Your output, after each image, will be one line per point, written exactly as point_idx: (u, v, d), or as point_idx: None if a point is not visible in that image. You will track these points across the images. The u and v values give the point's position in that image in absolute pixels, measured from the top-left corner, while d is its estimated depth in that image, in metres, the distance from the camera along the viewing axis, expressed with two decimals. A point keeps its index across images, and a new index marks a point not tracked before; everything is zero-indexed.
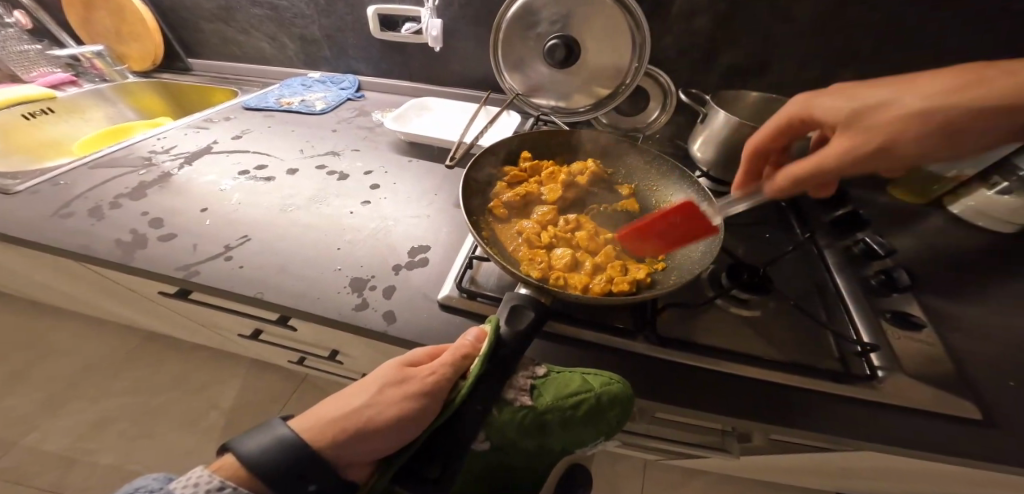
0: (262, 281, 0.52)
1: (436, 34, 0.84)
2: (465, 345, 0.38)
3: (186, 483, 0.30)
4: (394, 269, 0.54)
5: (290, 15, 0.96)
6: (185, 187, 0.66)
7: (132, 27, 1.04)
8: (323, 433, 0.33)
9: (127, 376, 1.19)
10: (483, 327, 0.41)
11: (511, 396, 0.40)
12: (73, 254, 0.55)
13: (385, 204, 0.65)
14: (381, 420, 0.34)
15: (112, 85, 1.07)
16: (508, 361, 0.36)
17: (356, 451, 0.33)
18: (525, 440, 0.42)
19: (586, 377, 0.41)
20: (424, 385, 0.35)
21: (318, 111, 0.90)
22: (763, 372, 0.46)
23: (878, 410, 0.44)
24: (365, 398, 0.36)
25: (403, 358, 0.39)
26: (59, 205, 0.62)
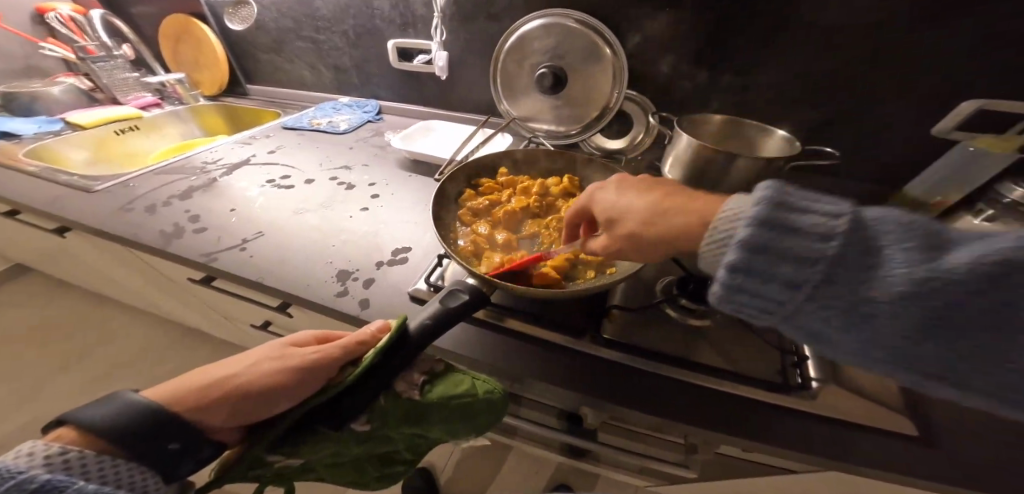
0: (264, 269, 0.61)
1: (443, 64, 0.95)
2: (363, 334, 0.46)
3: (18, 455, 0.31)
4: (377, 265, 0.62)
5: (327, 48, 1.11)
6: (221, 191, 0.79)
7: (206, 56, 1.25)
8: (191, 400, 0.39)
9: (157, 365, 1.35)
10: (388, 321, 0.48)
11: (400, 389, 0.48)
12: (127, 240, 0.67)
13: (381, 211, 0.74)
14: (252, 389, 0.41)
15: (187, 107, 1.27)
16: (412, 354, 0.42)
17: (222, 418, 0.39)
18: (403, 425, 0.48)
19: (475, 382, 0.49)
20: (301, 364, 0.42)
21: (341, 131, 1.03)
22: (705, 380, 0.48)
23: (811, 420, 0.45)
24: (243, 368, 0.42)
25: (289, 340, 0.47)
26: (124, 202, 0.76)
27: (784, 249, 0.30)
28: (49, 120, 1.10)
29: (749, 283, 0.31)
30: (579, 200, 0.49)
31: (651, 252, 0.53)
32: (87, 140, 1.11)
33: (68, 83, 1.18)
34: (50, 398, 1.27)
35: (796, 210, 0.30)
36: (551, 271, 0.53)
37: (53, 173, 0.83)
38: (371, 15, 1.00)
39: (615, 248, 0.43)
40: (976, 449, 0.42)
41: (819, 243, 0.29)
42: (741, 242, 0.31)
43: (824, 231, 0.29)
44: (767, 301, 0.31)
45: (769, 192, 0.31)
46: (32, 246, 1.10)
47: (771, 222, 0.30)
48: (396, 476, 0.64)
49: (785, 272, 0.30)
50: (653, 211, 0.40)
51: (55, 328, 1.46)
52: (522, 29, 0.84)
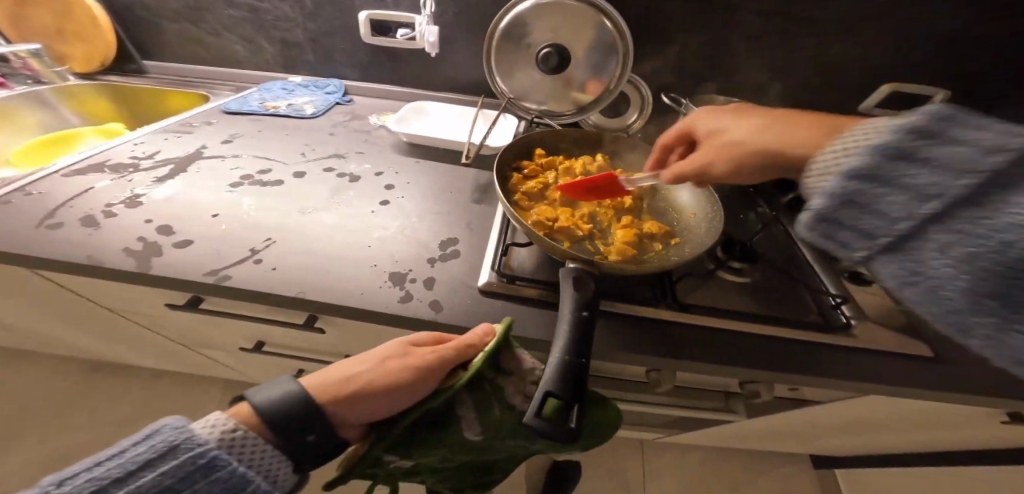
0: (299, 281, 0.52)
1: (434, 40, 0.89)
2: (472, 338, 0.44)
3: (204, 425, 0.32)
4: (430, 261, 0.57)
5: (273, 17, 0.95)
6: (181, 196, 0.63)
7: (80, 27, 0.96)
8: (327, 392, 0.38)
9: (60, 422, 1.06)
10: (490, 323, 0.47)
11: (518, 402, 0.47)
12: (76, 265, 0.51)
13: (404, 202, 0.67)
14: (381, 385, 0.39)
15: (52, 87, 0.97)
16: (575, 364, 0.35)
17: (354, 412, 0.39)
18: (511, 436, 0.48)
19: (593, 409, 0.54)
20: (421, 362, 0.41)
21: (310, 115, 0.89)
22: (776, 329, 0.54)
23: (856, 352, 0.54)
24: (371, 367, 0.40)
25: (412, 338, 0.44)
26: (42, 216, 0.57)
27: (914, 172, 0.24)
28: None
29: (852, 208, 0.26)
30: (681, 124, 0.55)
31: (718, 224, 0.59)
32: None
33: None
34: None
35: (952, 141, 0.23)
36: (628, 248, 0.54)
37: None
38: None
39: (707, 162, 0.49)
40: (963, 355, 0.55)
41: (991, 159, 0.21)
42: (875, 149, 0.25)
43: (987, 150, 0.22)
44: (875, 218, 0.25)
45: (927, 115, 0.24)
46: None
47: (912, 141, 0.24)
48: (493, 480, 0.61)
49: (900, 198, 0.24)
50: (759, 128, 0.44)
51: None
52: (518, 8, 0.80)
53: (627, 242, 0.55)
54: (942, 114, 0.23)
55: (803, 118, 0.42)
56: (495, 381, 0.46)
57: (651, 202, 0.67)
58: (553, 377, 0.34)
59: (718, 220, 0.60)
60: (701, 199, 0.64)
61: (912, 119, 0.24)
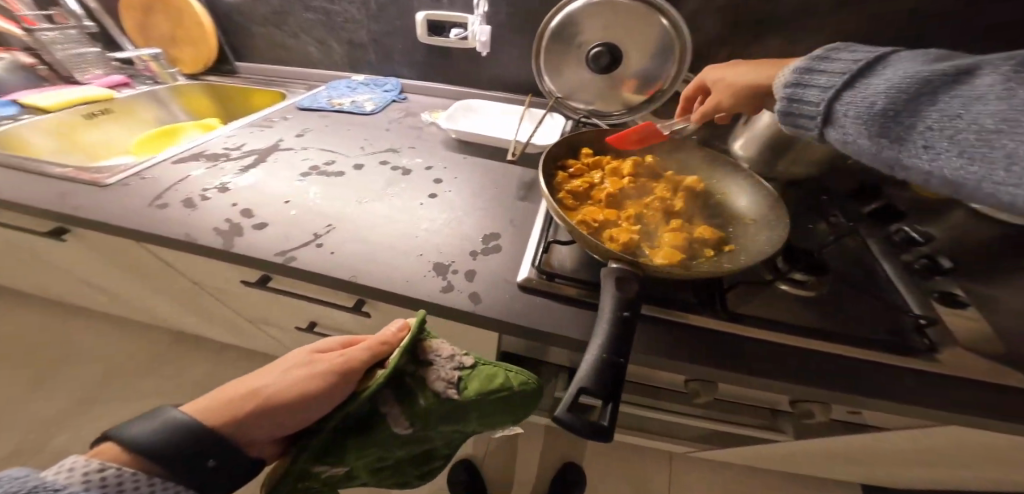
0: (353, 266, 0.56)
1: (485, 39, 0.91)
2: (387, 334, 0.48)
3: (59, 470, 0.30)
4: (472, 254, 0.59)
5: (341, 20, 1.02)
6: (260, 184, 0.70)
7: (188, 32, 1.09)
8: (219, 415, 0.38)
9: (151, 379, 1.22)
10: (406, 319, 0.51)
11: (438, 389, 0.46)
12: (177, 241, 0.60)
13: (451, 197, 0.70)
14: (285, 400, 0.41)
15: (167, 87, 1.12)
16: (611, 363, 0.35)
17: (256, 430, 0.40)
18: (442, 424, 0.48)
19: (511, 374, 0.49)
20: (329, 368, 0.44)
21: (369, 112, 0.95)
22: (834, 346, 0.50)
23: (934, 378, 0.49)
24: (272, 382, 0.42)
25: (314, 347, 0.47)
26: (152, 197, 0.66)
27: (816, 75, 0.41)
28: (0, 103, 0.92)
29: (796, 106, 0.43)
30: (699, 78, 0.63)
31: (783, 228, 0.54)
32: (52, 127, 0.93)
33: (7, 59, 0.99)
34: (27, 426, 1.11)
35: (840, 55, 0.40)
36: (674, 251, 0.52)
37: (44, 166, 0.71)
38: None
39: (716, 105, 0.59)
40: None
41: (849, 64, 0.39)
42: (795, 71, 0.44)
43: (852, 61, 0.39)
44: (809, 109, 0.42)
45: (822, 50, 0.42)
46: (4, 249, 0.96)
47: (810, 67, 0.42)
48: (437, 468, 0.64)
49: (816, 92, 0.41)
50: (744, 75, 0.55)
51: (19, 348, 1.28)
52: (571, 6, 0.80)
53: (676, 245, 0.53)
54: (832, 47, 0.42)
55: (784, 61, 0.53)
56: (414, 375, 0.47)
57: (704, 205, 0.63)
58: (588, 374, 0.34)
59: (781, 224, 0.55)
60: (763, 203, 0.59)
61: (818, 51, 0.43)
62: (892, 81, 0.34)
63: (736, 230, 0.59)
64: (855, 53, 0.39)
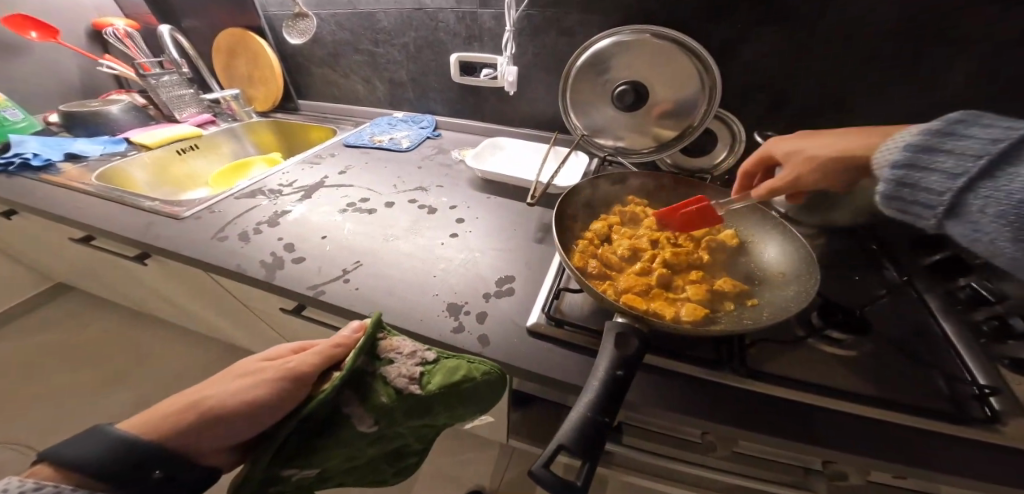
0: (375, 302, 0.59)
1: (512, 79, 0.93)
2: (340, 338, 0.53)
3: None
4: (486, 296, 0.61)
5: (384, 62, 1.11)
6: (305, 219, 0.75)
7: (262, 73, 1.19)
8: (158, 427, 0.41)
9: None
10: (361, 322, 0.55)
11: (403, 386, 0.50)
12: (227, 270, 0.65)
13: (471, 237, 0.72)
14: (228, 407, 0.43)
15: (242, 124, 1.22)
16: (594, 423, 0.35)
17: (200, 439, 0.42)
18: (411, 417, 0.52)
19: (472, 365, 0.51)
20: (272, 375, 0.47)
21: (404, 149, 1.02)
22: (871, 412, 0.45)
23: (999, 455, 0.42)
24: (219, 390, 0.45)
25: (264, 356, 0.51)
26: (215, 230, 0.72)
27: (942, 152, 0.37)
28: (112, 139, 1.04)
29: (907, 187, 0.39)
30: (760, 151, 0.60)
31: (813, 283, 0.50)
32: (151, 161, 1.04)
33: (125, 101, 1.10)
34: (105, 417, 1.26)
35: (965, 134, 0.37)
36: (696, 307, 0.50)
37: (136, 198, 0.81)
38: (434, 27, 0.99)
39: (796, 176, 0.53)
40: None
41: (986, 145, 0.35)
42: (909, 146, 0.39)
43: (992, 139, 0.35)
44: (928, 194, 0.37)
45: (944, 121, 0.38)
46: (98, 263, 1.11)
47: (937, 138, 0.38)
48: (412, 469, 0.71)
49: (938, 177, 0.37)
50: (837, 143, 0.50)
51: (104, 349, 1.46)
52: (597, 45, 0.81)
53: (698, 300, 0.51)
54: (961, 117, 0.38)
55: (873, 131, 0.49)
56: (374, 374, 0.50)
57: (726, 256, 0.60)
58: (569, 431, 0.35)
59: (811, 279, 0.52)
60: (791, 256, 0.56)
61: (931, 126, 0.38)
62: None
63: (762, 284, 0.56)
64: (994, 128, 0.35)
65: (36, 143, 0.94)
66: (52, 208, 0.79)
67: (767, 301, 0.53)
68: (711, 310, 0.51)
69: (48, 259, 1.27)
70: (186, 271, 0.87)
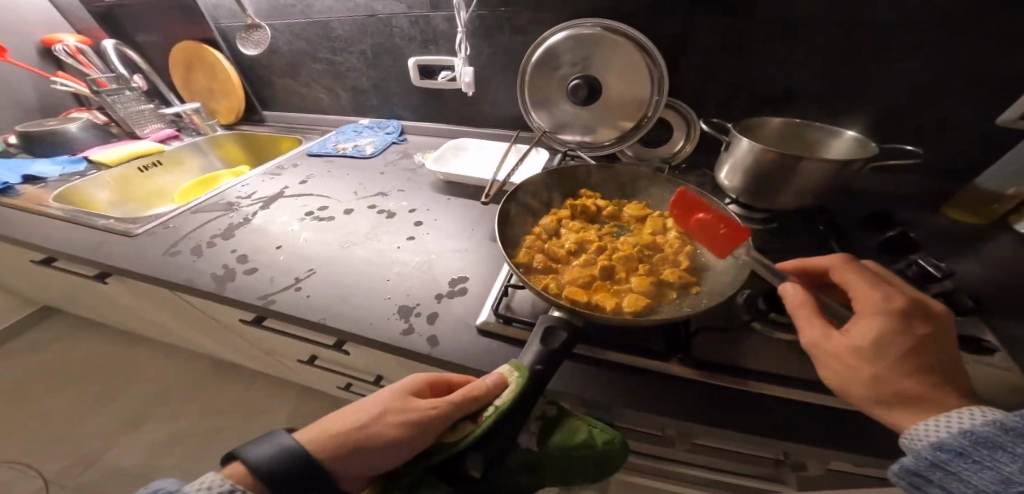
0: (326, 310, 0.59)
1: (469, 80, 0.93)
2: (480, 387, 0.41)
3: (200, 486, 0.33)
4: (438, 297, 0.61)
5: (345, 69, 1.11)
6: (261, 230, 0.75)
7: (223, 85, 1.18)
8: (323, 446, 0.38)
9: (190, 401, 1.33)
10: (503, 369, 0.42)
11: (526, 440, 0.50)
12: (179, 285, 0.64)
13: (428, 239, 0.72)
14: (382, 440, 0.39)
15: (206, 138, 1.20)
16: (504, 419, 0.38)
17: (349, 466, 0.38)
18: (525, 475, 0.51)
19: (591, 430, 0.51)
20: (425, 419, 0.40)
21: (368, 155, 1.02)
22: (818, 398, 0.45)
23: None
24: (366, 418, 0.40)
25: (412, 388, 0.44)
26: (170, 245, 0.71)
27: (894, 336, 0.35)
28: (71, 159, 1.02)
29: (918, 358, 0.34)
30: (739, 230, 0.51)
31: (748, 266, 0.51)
32: (111, 180, 1.03)
33: (84, 119, 1.08)
34: (87, 439, 1.24)
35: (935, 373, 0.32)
36: (637, 298, 0.50)
37: (91, 217, 0.80)
38: (389, 33, 0.99)
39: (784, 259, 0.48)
40: None
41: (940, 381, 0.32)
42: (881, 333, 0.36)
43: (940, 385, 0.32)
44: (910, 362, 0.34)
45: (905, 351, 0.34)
46: (68, 284, 1.10)
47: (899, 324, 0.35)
48: None
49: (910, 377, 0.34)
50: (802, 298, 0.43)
51: (82, 371, 1.44)
52: (550, 40, 0.81)
53: (640, 290, 0.51)
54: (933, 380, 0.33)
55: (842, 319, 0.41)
56: None
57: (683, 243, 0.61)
58: (481, 431, 0.38)
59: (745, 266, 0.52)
60: None
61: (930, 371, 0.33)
62: (997, 424, 0.31)
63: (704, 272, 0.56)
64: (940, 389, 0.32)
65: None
66: (8, 231, 0.79)
67: (710, 289, 0.53)
68: (655, 301, 0.51)
69: (21, 283, 1.26)
70: (152, 287, 0.87)
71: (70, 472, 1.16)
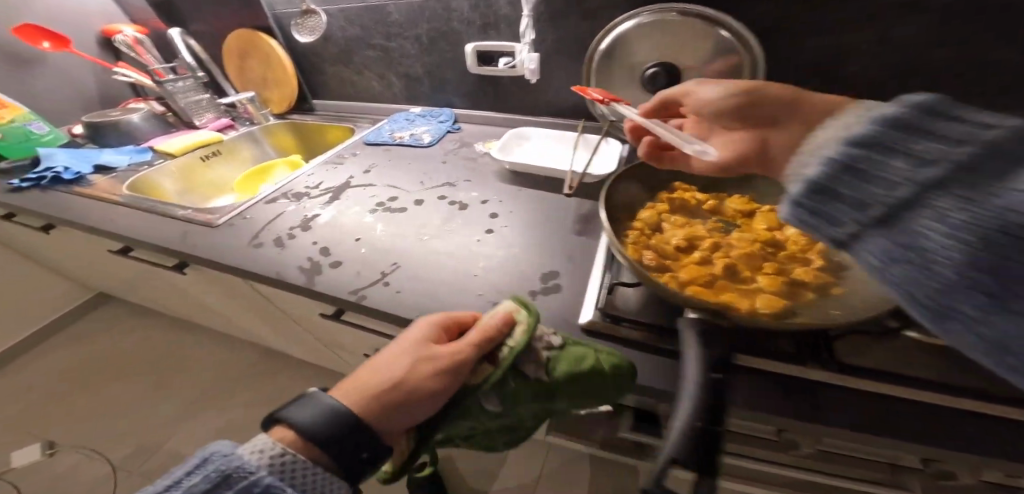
0: (420, 306, 0.58)
1: (533, 67, 0.90)
2: (488, 328, 0.46)
3: (253, 451, 0.35)
4: (531, 293, 0.59)
5: (398, 55, 1.08)
6: (338, 223, 0.74)
7: (276, 74, 1.17)
8: (372, 399, 0.40)
9: (244, 389, 1.36)
10: (506, 312, 0.48)
11: (528, 371, 0.46)
12: (267, 278, 0.63)
13: (508, 232, 0.70)
14: (423, 389, 0.41)
15: (261, 127, 1.20)
16: (702, 430, 0.32)
17: (398, 420, 0.40)
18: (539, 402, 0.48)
19: (599, 356, 0.46)
20: (452, 361, 0.42)
21: (427, 144, 1.00)
22: (979, 405, 0.42)
23: None
24: (404, 367, 0.41)
25: (431, 335, 0.45)
26: (251, 236, 0.71)
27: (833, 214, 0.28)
28: (138, 149, 1.03)
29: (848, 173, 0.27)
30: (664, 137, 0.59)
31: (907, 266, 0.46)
32: (177, 169, 1.04)
33: (145, 109, 1.09)
34: (150, 423, 1.28)
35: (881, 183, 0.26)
36: (773, 298, 0.47)
37: (169, 208, 0.80)
38: (449, 17, 0.96)
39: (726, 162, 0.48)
40: None
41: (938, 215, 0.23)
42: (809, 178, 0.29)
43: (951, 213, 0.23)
44: (874, 188, 0.26)
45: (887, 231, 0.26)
46: (132, 273, 1.12)
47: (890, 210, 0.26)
48: (511, 445, 0.65)
49: (881, 185, 0.26)
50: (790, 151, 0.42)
51: (142, 356, 1.49)
52: (619, 28, 0.78)
53: (773, 290, 0.48)
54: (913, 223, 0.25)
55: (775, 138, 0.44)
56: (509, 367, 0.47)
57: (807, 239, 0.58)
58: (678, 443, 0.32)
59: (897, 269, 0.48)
60: None
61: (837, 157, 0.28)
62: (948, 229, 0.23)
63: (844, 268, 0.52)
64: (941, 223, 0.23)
65: (65, 156, 0.94)
66: (86, 220, 0.79)
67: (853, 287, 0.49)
68: (792, 302, 0.48)
69: (85, 271, 1.30)
70: (223, 278, 0.87)
71: (137, 455, 1.20)
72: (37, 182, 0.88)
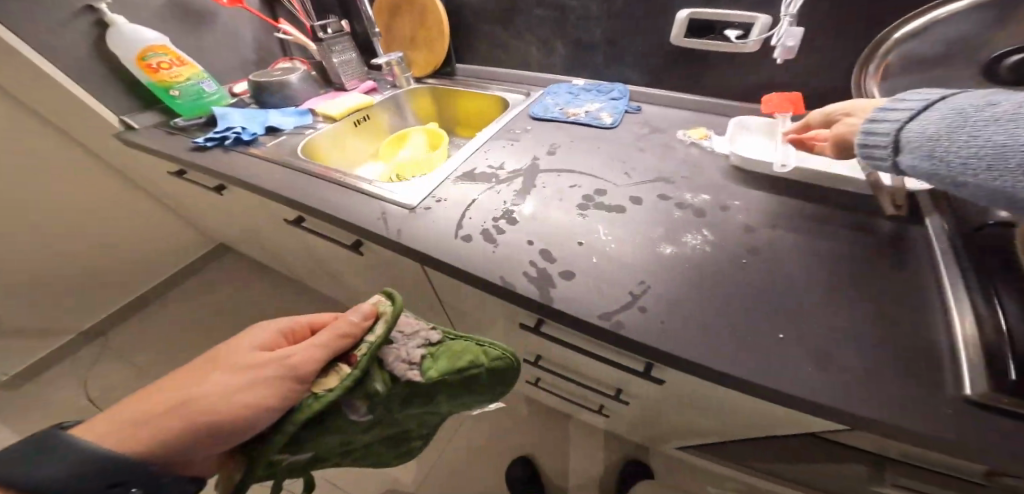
0: (697, 346, 0.47)
1: (792, 45, 0.70)
2: (346, 324, 0.46)
3: None
4: (854, 348, 0.45)
5: (575, 17, 0.93)
6: (544, 214, 0.63)
7: (428, 33, 1.08)
8: (142, 436, 0.38)
9: None
10: (370, 306, 0.48)
11: (401, 372, 0.46)
12: (492, 285, 0.54)
13: (771, 253, 0.56)
14: (217, 410, 0.40)
15: (405, 91, 1.14)
16: None
17: (190, 449, 0.40)
18: (403, 403, 0.50)
19: (484, 350, 0.51)
20: (279, 370, 0.42)
21: (610, 125, 0.84)
22: None
23: None
24: (205, 389, 0.41)
25: (256, 342, 0.47)
26: (456, 227, 0.62)
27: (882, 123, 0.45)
28: (298, 111, 1.02)
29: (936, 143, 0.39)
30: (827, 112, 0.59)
31: None
32: (335, 135, 1.00)
33: (302, 70, 1.09)
34: None
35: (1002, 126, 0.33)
36: None
37: (351, 179, 0.73)
38: None
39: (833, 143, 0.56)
40: None
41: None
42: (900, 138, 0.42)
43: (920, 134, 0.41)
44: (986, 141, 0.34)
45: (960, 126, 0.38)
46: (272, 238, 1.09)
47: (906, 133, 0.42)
48: (413, 450, 0.71)
49: (909, 128, 0.41)
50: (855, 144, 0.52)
51: None
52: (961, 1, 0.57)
53: None
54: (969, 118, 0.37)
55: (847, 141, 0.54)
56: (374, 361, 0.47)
57: None
58: None
59: None
60: None
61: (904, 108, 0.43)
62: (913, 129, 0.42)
63: None
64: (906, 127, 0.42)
65: (240, 118, 0.95)
66: (274, 188, 0.75)
67: None
68: None
69: (220, 227, 1.31)
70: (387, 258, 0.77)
71: None
72: (221, 142, 0.89)
